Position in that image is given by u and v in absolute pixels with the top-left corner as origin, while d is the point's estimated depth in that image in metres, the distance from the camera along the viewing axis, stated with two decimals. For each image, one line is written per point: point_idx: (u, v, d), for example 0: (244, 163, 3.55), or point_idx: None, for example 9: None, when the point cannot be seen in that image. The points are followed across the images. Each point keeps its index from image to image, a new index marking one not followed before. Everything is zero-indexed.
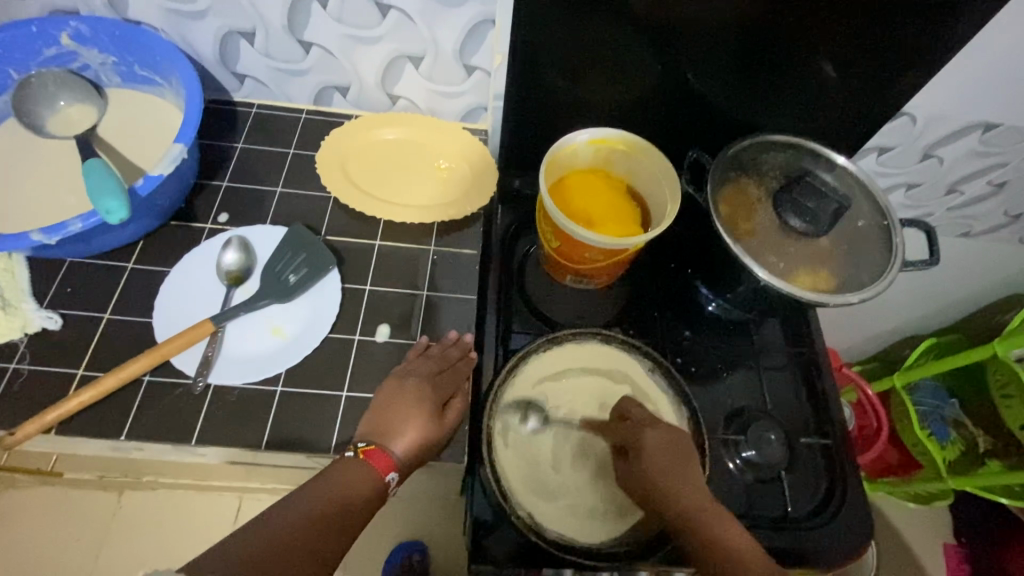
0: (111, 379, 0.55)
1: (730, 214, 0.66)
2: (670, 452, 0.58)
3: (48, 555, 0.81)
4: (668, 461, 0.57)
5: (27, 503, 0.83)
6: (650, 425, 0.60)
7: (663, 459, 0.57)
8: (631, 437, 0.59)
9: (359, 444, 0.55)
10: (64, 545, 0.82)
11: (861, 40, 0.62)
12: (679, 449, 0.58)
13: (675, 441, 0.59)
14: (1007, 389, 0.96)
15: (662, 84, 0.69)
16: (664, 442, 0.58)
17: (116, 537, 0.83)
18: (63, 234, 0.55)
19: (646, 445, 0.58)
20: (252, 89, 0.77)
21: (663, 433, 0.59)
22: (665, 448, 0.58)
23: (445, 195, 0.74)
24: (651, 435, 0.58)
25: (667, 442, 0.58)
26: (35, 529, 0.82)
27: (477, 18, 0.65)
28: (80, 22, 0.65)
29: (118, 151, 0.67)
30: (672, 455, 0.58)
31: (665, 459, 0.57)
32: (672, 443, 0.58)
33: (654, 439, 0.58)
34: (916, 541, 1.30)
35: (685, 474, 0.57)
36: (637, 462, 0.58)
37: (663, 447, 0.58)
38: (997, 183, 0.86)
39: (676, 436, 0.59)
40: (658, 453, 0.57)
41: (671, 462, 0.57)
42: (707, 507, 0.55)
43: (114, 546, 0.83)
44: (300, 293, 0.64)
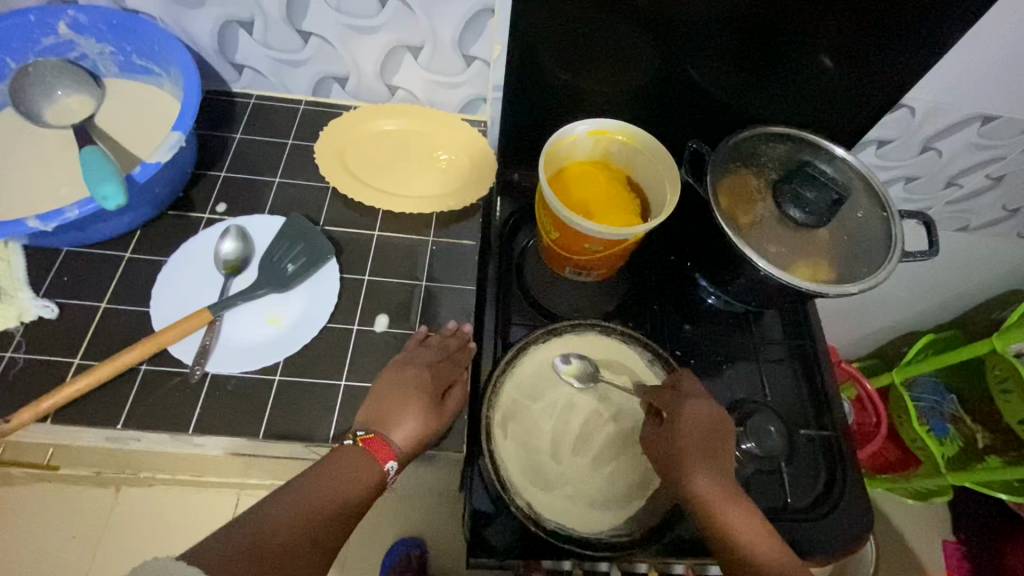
0: (106, 368, 0.55)
1: (730, 206, 0.66)
2: (707, 422, 0.58)
3: (44, 552, 0.81)
4: (702, 434, 0.57)
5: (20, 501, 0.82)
6: (696, 398, 0.60)
7: (699, 431, 0.57)
8: (670, 407, 0.60)
9: (357, 433, 0.55)
10: (60, 542, 0.82)
11: (860, 30, 0.62)
12: (718, 427, 0.58)
13: (714, 419, 0.59)
14: (1006, 384, 0.96)
15: (661, 75, 0.69)
16: (704, 418, 0.58)
17: (111, 534, 0.83)
18: (60, 221, 0.54)
19: (685, 417, 0.58)
20: (250, 80, 0.76)
21: (704, 408, 0.59)
22: (702, 423, 0.58)
23: (445, 185, 0.74)
24: (691, 409, 0.59)
25: (707, 417, 0.58)
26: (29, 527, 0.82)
27: (476, 7, 0.65)
28: (78, 11, 0.64)
29: (116, 140, 0.66)
30: (709, 430, 0.58)
31: (701, 432, 0.57)
32: (711, 420, 0.58)
33: (694, 412, 0.58)
34: (916, 539, 1.30)
35: (715, 449, 0.57)
36: (671, 432, 0.58)
37: (702, 420, 0.58)
38: (996, 177, 0.86)
39: (717, 416, 0.59)
40: (693, 425, 0.57)
41: (705, 435, 0.57)
42: (724, 489, 0.54)
43: (111, 543, 0.83)
44: (298, 282, 0.64)
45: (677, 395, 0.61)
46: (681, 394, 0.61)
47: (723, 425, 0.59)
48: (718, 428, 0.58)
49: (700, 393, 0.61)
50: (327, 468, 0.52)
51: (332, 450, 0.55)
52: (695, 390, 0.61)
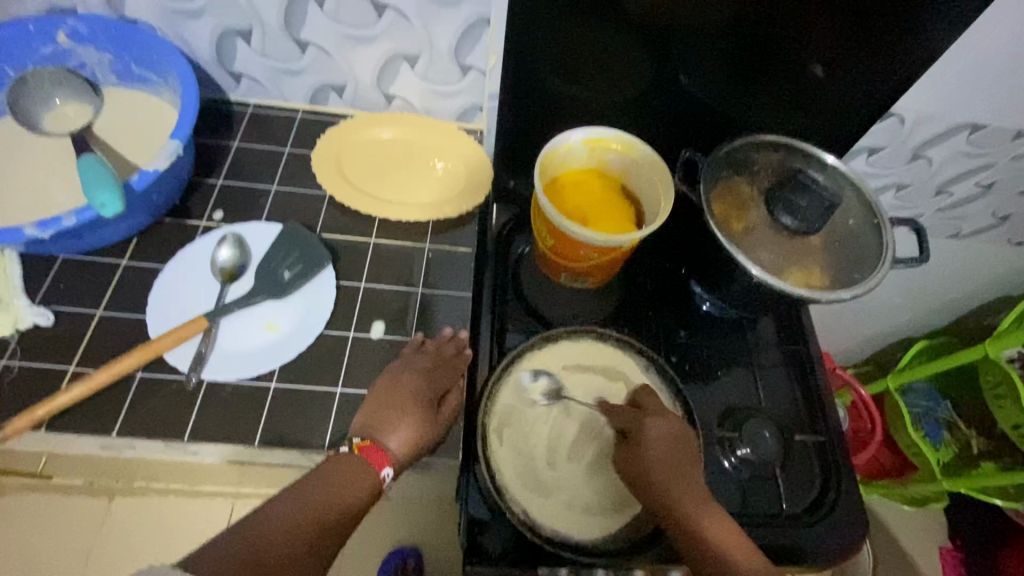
0: (102, 375, 0.55)
1: (723, 213, 0.67)
2: (670, 441, 0.59)
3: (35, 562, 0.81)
4: (666, 451, 0.58)
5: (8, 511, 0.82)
6: (657, 415, 0.61)
7: (662, 448, 0.58)
8: (632, 425, 0.61)
9: (353, 440, 0.55)
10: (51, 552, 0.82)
11: (849, 40, 0.64)
12: (682, 444, 0.59)
13: (676, 435, 0.60)
14: (998, 389, 0.96)
15: (655, 84, 0.70)
16: (667, 435, 0.60)
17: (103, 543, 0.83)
18: (57, 228, 0.55)
19: (647, 434, 0.59)
20: (248, 89, 0.77)
21: (666, 425, 0.60)
22: (665, 440, 0.59)
23: (442, 193, 0.75)
24: (653, 426, 0.60)
25: (669, 433, 0.60)
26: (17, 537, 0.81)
27: (472, 18, 0.66)
28: (77, 21, 0.65)
29: (114, 148, 0.67)
30: (673, 447, 0.59)
31: (665, 448, 0.59)
32: (675, 437, 0.60)
33: (656, 430, 0.60)
34: (913, 545, 1.30)
35: (681, 467, 0.58)
36: (635, 450, 0.59)
37: (664, 437, 0.59)
38: (985, 185, 0.88)
39: (677, 431, 0.60)
40: (656, 442, 0.59)
41: (670, 453, 0.58)
42: (693, 502, 0.55)
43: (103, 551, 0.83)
44: (294, 290, 0.64)
45: (638, 414, 0.62)
46: (643, 411, 0.62)
47: (686, 441, 0.60)
48: (682, 445, 0.59)
49: (663, 411, 0.62)
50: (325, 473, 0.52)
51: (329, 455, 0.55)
52: (656, 408, 0.62)
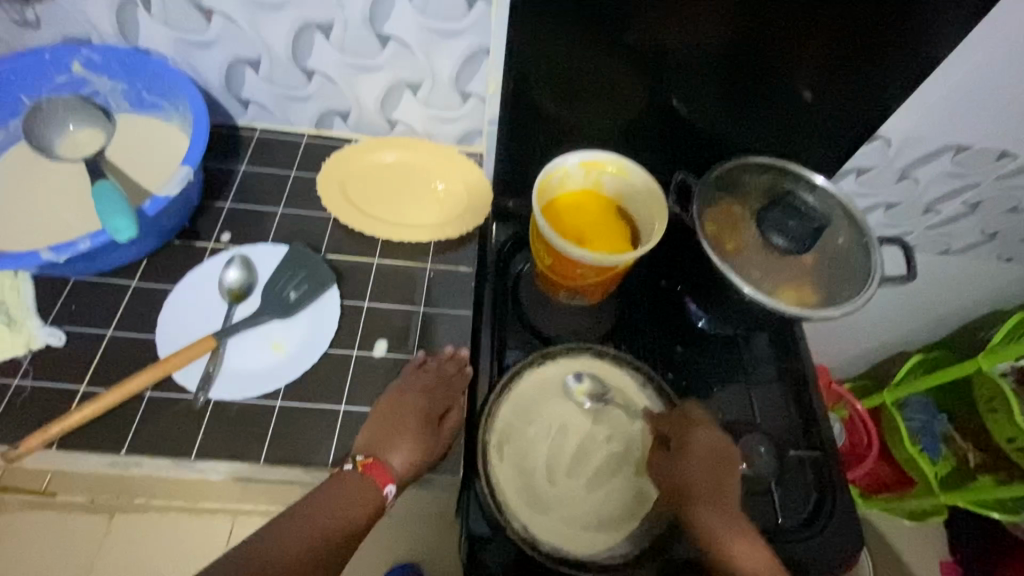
0: (113, 396, 0.56)
1: (717, 234, 0.69)
2: (713, 453, 0.61)
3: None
4: (706, 464, 0.60)
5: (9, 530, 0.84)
6: (702, 426, 0.63)
7: (706, 460, 0.60)
8: (678, 435, 0.63)
9: (357, 458, 0.56)
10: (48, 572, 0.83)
11: (835, 68, 0.66)
12: (723, 457, 0.61)
13: (721, 449, 0.61)
14: (993, 403, 0.98)
15: (649, 110, 0.72)
16: (709, 447, 0.61)
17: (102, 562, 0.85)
18: (72, 252, 0.57)
19: (692, 444, 0.61)
20: (255, 115, 0.79)
21: (712, 439, 0.62)
22: (708, 452, 0.61)
23: (443, 214, 0.77)
24: (697, 437, 0.62)
25: (712, 446, 0.61)
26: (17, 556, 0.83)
27: (472, 48, 0.68)
28: (92, 51, 0.68)
29: (126, 173, 0.69)
30: (715, 460, 0.60)
31: (707, 460, 0.60)
32: (718, 450, 0.61)
33: (700, 441, 0.61)
34: (913, 560, 1.30)
35: (720, 480, 0.60)
36: (678, 459, 0.61)
37: (707, 449, 0.61)
38: (971, 204, 0.90)
39: (721, 444, 0.62)
40: (699, 456, 0.60)
41: (712, 466, 0.60)
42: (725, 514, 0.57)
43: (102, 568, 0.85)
44: (300, 310, 0.66)
45: (685, 423, 0.64)
46: (689, 421, 0.64)
47: (729, 456, 0.61)
48: (724, 460, 0.61)
49: (706, 422, 0.64)
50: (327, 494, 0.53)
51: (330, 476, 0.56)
52: (701, 418, 0.64)
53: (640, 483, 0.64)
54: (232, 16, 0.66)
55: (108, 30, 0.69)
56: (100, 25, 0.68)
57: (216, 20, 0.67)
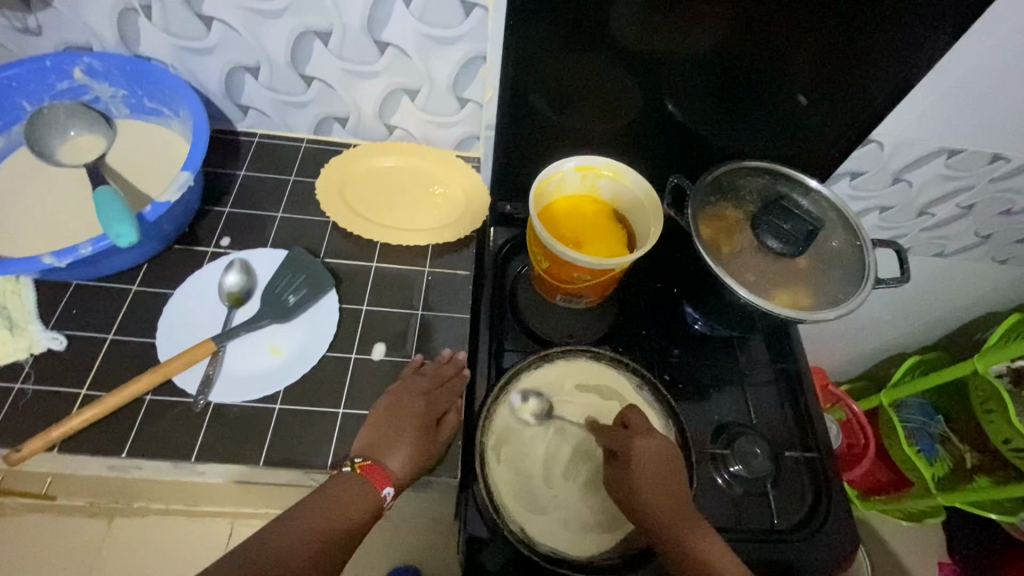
0: (114, 399, 0.56)
1: (712, 237, 0.70)
2: (655, 459, 0.60)
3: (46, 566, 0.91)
4: (653, 469, 0.59)
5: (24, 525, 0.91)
6: (643, 434, 0.62)
7: (649, 468, 0.59)
8: (621, 445, 0.62)
9: (356, 460, 0.56)
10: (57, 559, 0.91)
11: (828, 74, 0.67)
12: (669, 462, 0.61)
13: (663, 452, 0.61)
14: (988, 406, 0.98)
15: (644, 114, 0.73)
16: (655, 453, 0.60)
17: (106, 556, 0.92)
18: (73, 257, 0.57)
19: (637, 454, 0.60)
20: (255, 120, 0.80)
21: (655, 443, 0.61)
22: (654, 459, 0.60)
23: (441, 219, 0.78)
24: (641, 445, 0.61)
25: (658, 452, 0.61)
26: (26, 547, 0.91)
27: (470, 54, 0.69)
28: (93, 58, 0.68)
29: (127, 178, 0.70)
30: (660, 464, 0.60)
31: (654, 467, 0.60)
32: (661, 454, 0.61)
33: (645, 449, 0.60)
34: (911, 561, 1.31)
35: (669, 486, 0.59)
36: (625, 470, 0.60)
37: (653, 456, 0.60)
38: (965, 207, 0.90)
39: (665, 448, 0.61)
40: (642, 462, 0.60)
41: (657, 471, 0.59)
42: (682, 522, 0.57)
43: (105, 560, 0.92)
44: (299, 313, 0.66)
45: (625, 435, 0.62)
46: (629, 430, 0.63)
47: (674, 457, 0.61)
48: (670, 461, 0.61)
49: (648, 429, 0.63)
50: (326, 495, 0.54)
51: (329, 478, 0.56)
52: (642, 426, 0.63)
53: None
54: (231, 24, 0.66)
55: (109, 37, 0.70)
56: (101, 33, 0.69)
57: (215, 28, 0.67)
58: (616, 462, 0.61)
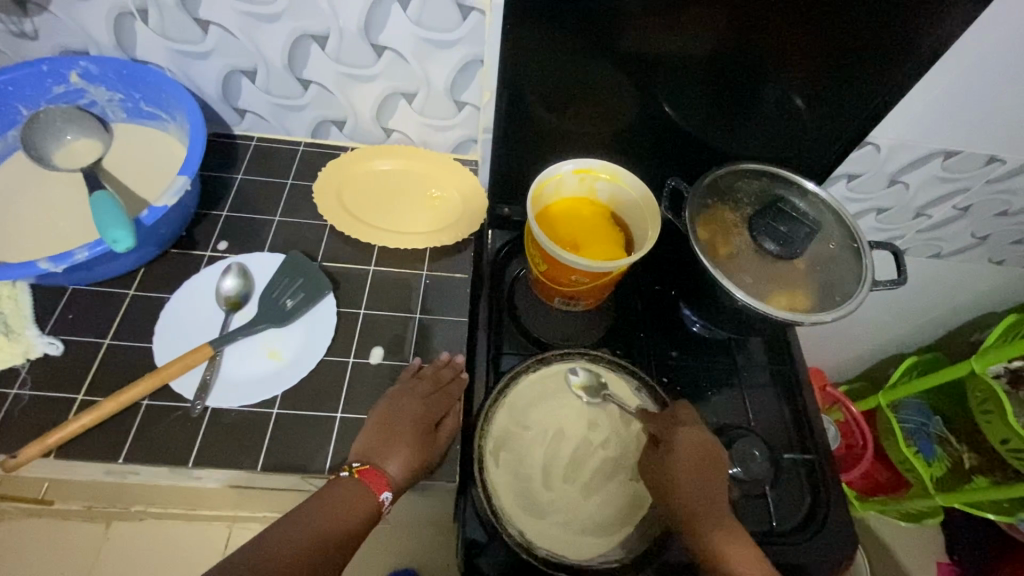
0: (110, 405, 0.56)
1: (709, 239, 0.70)
2: (699, 448, 0.62)
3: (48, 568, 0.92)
4: (694, 461, 0.60)
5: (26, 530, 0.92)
6: (688, 425, 0.64)
7: (689, 457, 0.61)
8: (664, 433, 0.64)
9: (353, 465, 0.56)
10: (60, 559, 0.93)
11: (825, 77, 0.67)
12: (710, 455, 0.61)
13: (707, 446, 0.62)
14: (986, 406, 0.98)
15: (642, 117, 0.73)
16: (696, 445, 0.62)
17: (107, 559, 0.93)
18: (69, 262, 0.57)
19: (680, 442, 0.62)
20: (252, 124, 0.80)
21: (697, 436, 0.62)
22: (694, 451, 0.61)
23: (438, 222, 0.77)
24: (685, 436, 0.62)
25: (700, 445, 0.62)
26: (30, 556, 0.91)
27: (467, 58, 0.69)
28: (89, 62, 0.68)
29: (123, 183, 0.70)
30: (701, 458, 0.61)
31: (694, 459, 0.61)
32: (704, 448, 0.62)
33: (686, 440, 0.62)
34: (910, 561, 1.31)
35: (705, 475, 0.60)
36: (666, 457, 0.61)
37: (694, 448, 0.61)
38: (962, 208, 0.91)
39: (709, 442, 0.62)
40: (685, 454, 0.61)
41: (698, 463, 0.60)
42: (711, 512, 0.58)
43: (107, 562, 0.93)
44: (296, 317, 0.66)
45: (673, 422, 0.64)
46: (675, 419, 0.65)
47: (716, 453, 0.62)
48: (712, 458, 0.61)
49: (693, 422, 0.64)
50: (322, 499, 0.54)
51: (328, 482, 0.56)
52: (688, 419, 0.65)
53: (634, 487, 0.64)
54: (228, 28, 0.66)
55: (105, 41, 0.70)
56: (97, 37, 0.69)
57: (212, 32, 0.67)
58: (657, 449, 0.63)
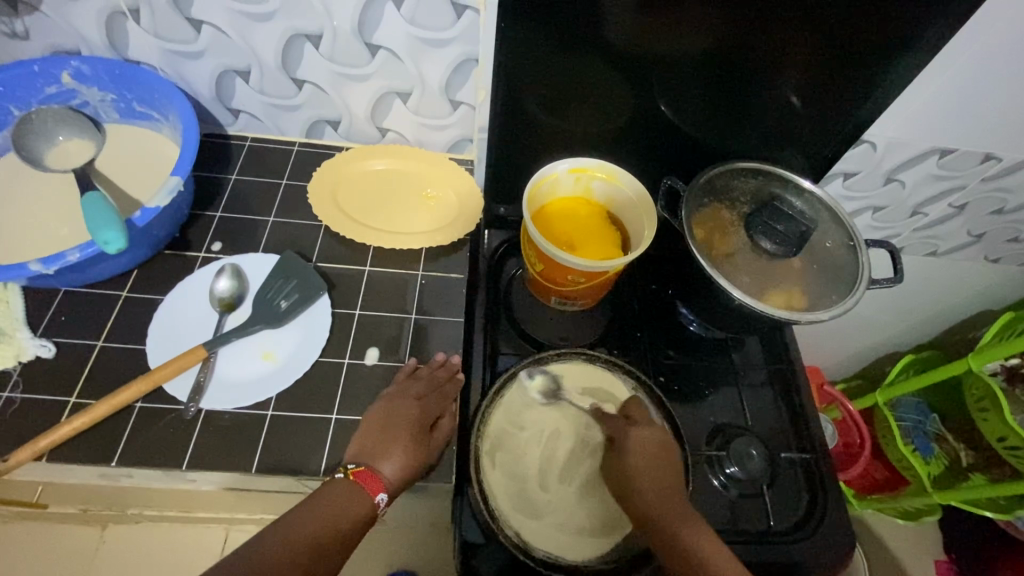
0: (104, 407, 0.56)
1: (705, 238, 0.70)
2: (651, 447, 0.61)
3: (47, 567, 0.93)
4: (647, 458, 0.60)
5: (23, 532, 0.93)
6: (640, 425, 0.64)
7: (642, 456, 0.60)
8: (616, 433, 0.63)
9: (348, 466, 0.56)
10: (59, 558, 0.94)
11: (821, 75, 0.67)
12: (663, 451, 0.61)
13: (660, 443, 0.62)
14: (983, 404, 0.98)
15: (637, 116, 0.73)
16: (648, 442, 0.62)
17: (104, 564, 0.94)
18: (60, 264, 0.57)
19: (631, 442, 0.61)
20: (246, 123, 0.80)
21: (651, 434, 0.62)
22: (646, 448, 0.61)
23: (433, 222, 0.77)
24: (636, 434, 0.62)
25: (654, 441, 0.62)
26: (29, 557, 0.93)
27: (462, 56, 0.69)
28: (81, 62, 0.68)
29: (116, 183, 0.69)
30: (654, 454, 0.61)
31: (647, 456, 0.61)
32: (658, 445, 0.62)
33: (637, 439, 0.62)
34: (908, 559, 1.31)
35: (661, 471, 0.60)
36: (620, 458, 0.61)
37: (647, 445, 0.61)
38: (957, 206, 0.91)
39: (661, 439, 0.62)
40: (638, 453, 0.61)
41: (651, 460, 0.60)
42: (669, 508, 0.57)
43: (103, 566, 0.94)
44: (291, 318, 0.66)
45: (623, 425, 0.64)
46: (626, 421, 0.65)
47: (670, 449, 0.62)
48: (666, 453, 0.62)
49: (647, 421, 0.64)
50: (322, 501, 0.53)
51: (323, 484, 0.55)
52: (642, 418, 0.65)
53: None
54: (221, 28, 0.66)
55: (96, 41, 0.69)
56: (88, 36, 0.68)
57: (205, 31, 0.67)
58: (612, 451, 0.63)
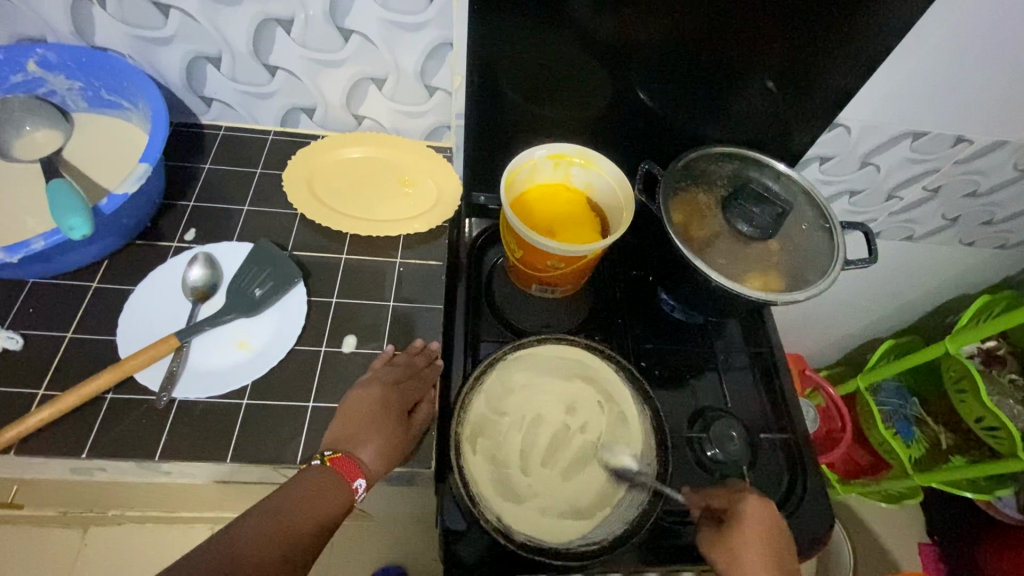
0: (71, 397, 0.55)
1: (684, 223, 0.70)
2: (766, 525, 0.58)
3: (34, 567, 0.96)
4: (764, 539, 0.57)
5: (7, 532, 0.96)
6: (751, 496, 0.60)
7: (756, 529, 0.58)
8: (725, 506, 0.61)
9: (325, 453, 0.55)
10: (44, 559, 0.96)
11: (796, 59, 0.67)
12: (776, 529, 0.58)
13: (774, 523, 0.59)
14: (960, 384, 0.99)
15: (615, 101, 0.73)
16: (761, 517, 0.59)
17: (85, 561, 0.97)
18: (26, 252, 0.56)
19: (745, 518, 0.58)
20: (219, 113, 0.79)
21: (763, 509, 0.59)
22: (760, 523, 0.58)
23: (412, 210, 0.76)
24: (750, 511, 0.59)
25: (765, 518, 0.59)
26: (17, 558, 0.96)
27: (436, 42, 0.68)
28: (47, 50, 0.66)
29: (83, 172, 0.68)
30: (767, 535, 0.58)
31: (761, 535, 0.57)
32: (770, 523, 0.59)
33: (750, 512, 0.59)
34: (892, 542, 1.34)
35: (777, 554, 0.57)
36: (729, 533, 0.58)
37: (760, 521, 0.58)
38: (932, 189, 0.92)
39: (774, 515, 0.59)
40: (750, 528, 0.58)
41: (765, 542, 0.57)
42: None
43: (86, 565, 0.97)
44: (265, 307, 0.65)
45: (735, 495, 0.61)
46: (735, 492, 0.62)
47: (781, 528, 0.59)
48: (779, 532, 0.58)
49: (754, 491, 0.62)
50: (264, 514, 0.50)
51: (254, 504, 0.51)
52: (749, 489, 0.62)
53: (612, 471, 0.64)
54: (190, 13, 0.65)
55: (62, 28, 0.67)
56: (54, 23, 0.67)
57: (173, 16, 0.66)
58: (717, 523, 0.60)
